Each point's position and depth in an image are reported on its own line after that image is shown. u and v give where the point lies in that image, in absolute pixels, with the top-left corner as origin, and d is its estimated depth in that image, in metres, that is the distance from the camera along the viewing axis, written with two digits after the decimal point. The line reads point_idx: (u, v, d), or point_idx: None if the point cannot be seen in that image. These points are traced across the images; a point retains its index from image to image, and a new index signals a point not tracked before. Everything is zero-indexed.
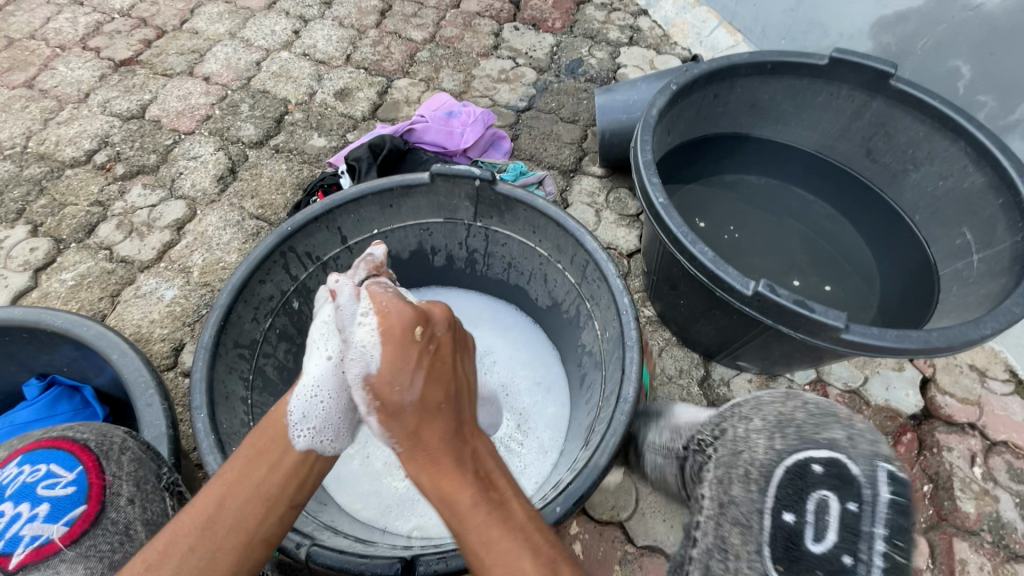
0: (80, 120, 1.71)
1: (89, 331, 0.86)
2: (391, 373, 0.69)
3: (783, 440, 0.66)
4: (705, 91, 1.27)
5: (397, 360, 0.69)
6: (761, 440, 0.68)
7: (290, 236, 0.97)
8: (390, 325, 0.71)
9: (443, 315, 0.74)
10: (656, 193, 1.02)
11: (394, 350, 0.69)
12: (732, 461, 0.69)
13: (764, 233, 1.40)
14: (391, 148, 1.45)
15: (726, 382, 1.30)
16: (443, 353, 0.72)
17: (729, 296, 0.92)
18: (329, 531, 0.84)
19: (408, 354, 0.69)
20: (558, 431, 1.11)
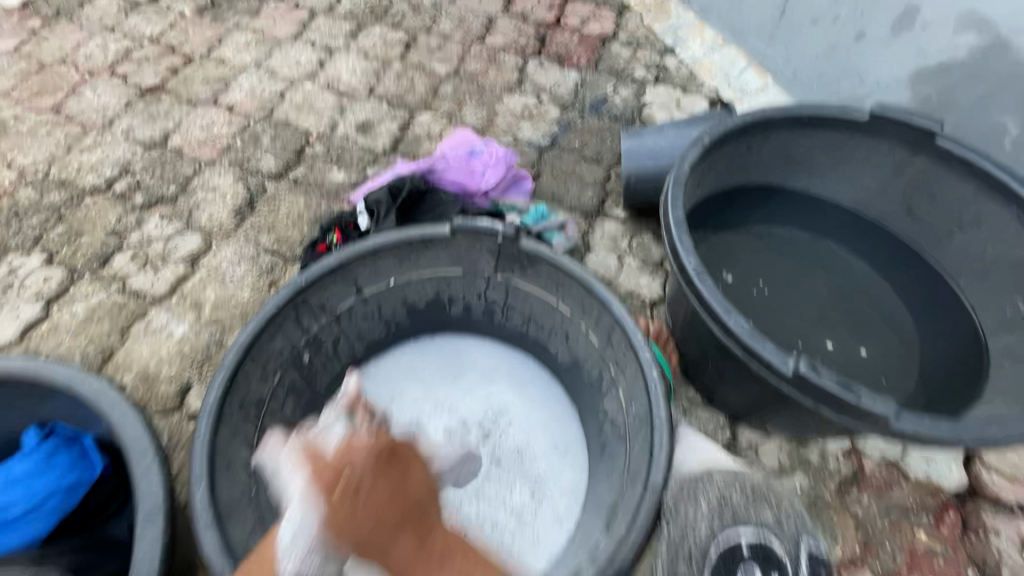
0: (103, 147, 1.71)
1: (91, 387, 0.82)
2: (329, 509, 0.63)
3: (724, 523, 0.89)
4: (738, 143, 1.22)
5: (327, 505, 0.63)
6: (707, 524, 0.89)
7: (305, 289, 0.94)
8: (312, 475, 0.66)
9: (361, 447, 0.69)
10: (689, 256, 0.97)
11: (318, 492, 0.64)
12: (686, 543, 0.89)
13: (796, 289, 1.34)
14: (411, 188, 1.42)
15: (754, 448, 1.22)
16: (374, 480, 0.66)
17: (765, 371, 0.87)
18: None
19: (343, 496, 0.64)
20: (576, 500, 1.05)
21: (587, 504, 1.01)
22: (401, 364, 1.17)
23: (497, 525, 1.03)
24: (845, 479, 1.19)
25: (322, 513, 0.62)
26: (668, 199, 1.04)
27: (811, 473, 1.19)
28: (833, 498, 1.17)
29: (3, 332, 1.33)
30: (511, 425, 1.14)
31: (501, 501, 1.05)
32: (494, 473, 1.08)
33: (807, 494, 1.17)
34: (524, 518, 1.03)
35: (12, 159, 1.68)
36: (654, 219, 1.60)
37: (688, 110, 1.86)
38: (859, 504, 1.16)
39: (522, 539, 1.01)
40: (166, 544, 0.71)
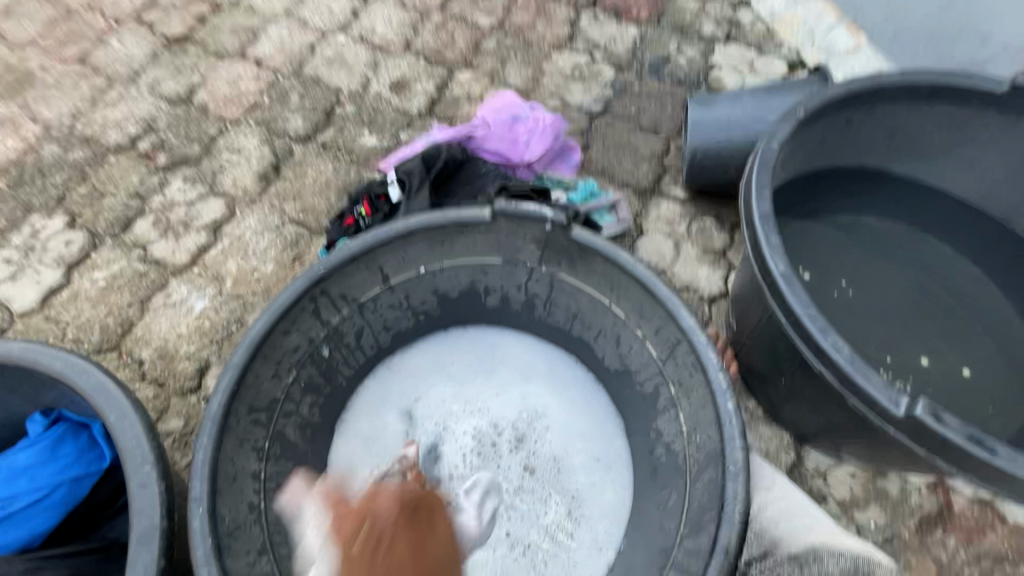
0: (128, 102, 1.60)
1: (88, 380, 0.74)
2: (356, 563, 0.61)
3: None
4: (835, 118, 1.02)
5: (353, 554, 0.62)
6: None
7: (323, 278, 0.84)
8: (346, 523, 0.66)
9: (390, 500, 0.66)
10: (777, 259, 0.80)
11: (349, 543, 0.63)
12: None
13: (885, 292, 1.14)
14: (446, 159, 1.28)
15: (822, 474, 1.07)
16: (400, 534, 0.63)
17: (866, 408, 0.72)
18: None
19: (362, 545, 0.62)
20: (617, 522, 0.93)
21: (631, 530, 0.91)
22: (427, 358, 1.05)
23: (528, 544, 0.93)
24: (929, 517, 1.03)
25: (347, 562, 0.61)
26: (752, 187, 0.86)
27: (888, 508, 1.04)
28: (912, 537, 1.02)
29: (25, 298, 1.29)
30: (548, 432, 1.01)
31: (534, 517, 0.95)
32: (526, 485, 0.98)
33: (881, 531, 1.02)
34: (558, 538, 0.93)
35: (37, 112, 1.58)
36: (717, 201, 1.41)
37: (763, 73, 1.62)
38: (942, 548, 1.01)
39: (556, 564, 0.92)
40: (163, 570, 0.64)
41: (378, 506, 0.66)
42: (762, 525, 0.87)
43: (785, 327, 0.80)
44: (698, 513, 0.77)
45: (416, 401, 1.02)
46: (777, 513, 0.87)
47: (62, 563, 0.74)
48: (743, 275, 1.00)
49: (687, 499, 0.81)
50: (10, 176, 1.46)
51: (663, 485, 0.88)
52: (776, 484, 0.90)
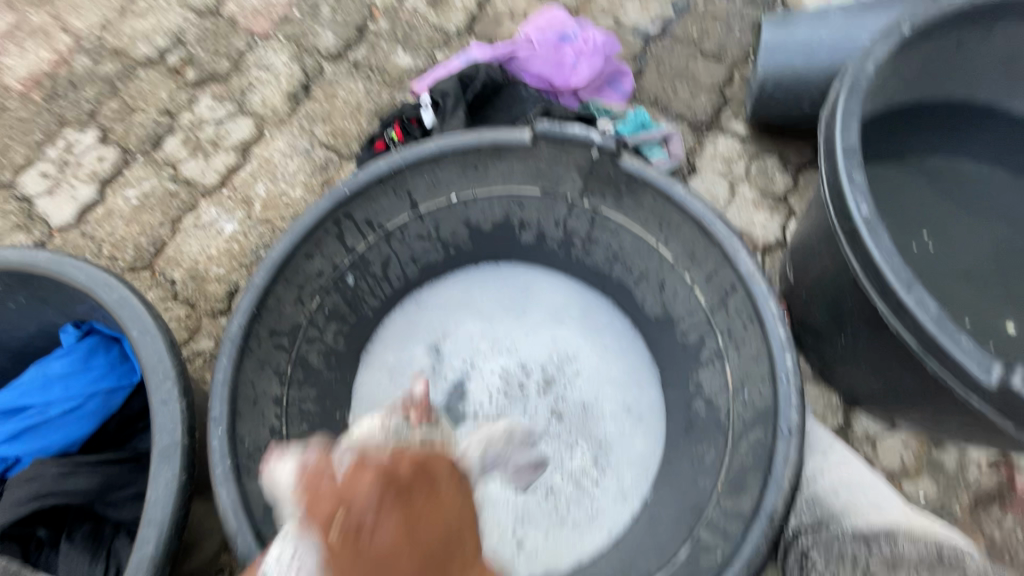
0: (156, 12, 1.52)
1: (111, 295, 0.72)
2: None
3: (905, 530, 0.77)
4: (946, 38, 0.86)
5: (326, 565, 0.44)
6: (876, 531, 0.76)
7: (348, 201, 0.78)
8: (315, 511, 0.47)
9: (372, 471, 0.48)
10: (858, 199, 0.70)
11: (315, 549, 0.45)
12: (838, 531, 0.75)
13: (974, 246, 1.00)
14: (485, 80, 1.17)
15: (870, 441, 1.00)
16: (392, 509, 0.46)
17: (944, 371, 0.65)
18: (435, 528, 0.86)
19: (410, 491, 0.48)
20: (645, 473, 0.90)
21: (660, 481, 0.87)
22: (457, 294, 1.01)
23: (552, 488, 0.90)
24: (986, 493, 0.96)
25: (317, 573, 0.44)
26: (838, 116, 0.74)
27: (942, 481, 0.97)
28: (964, 513, 0.95)
29: (61, 213, 1.30)
30: (579, 376, 0.97)
31: (560, 461, 0.92)
32: (553, 429, 0.94)
33: (931, 504, 0.95)
34: (583, 484, 0.90)
35: (67, 22, 1.51)
36: (783, 139, 1.26)
37: None
38: (997, 526, 0.94)
39: (579, 509, 0.89)
40: (183, 488, 0.63)
41: (359, 480, 0.48)
42: (817, 494, 0.81)
43: (858, 279, 0.72)
44: (740, 474, 0.72)
45: (444, 337, 0.99)
46: (839, 483, 0.81)
47: (95, 469, 0.76)
48: (811, 223, 0.89)
49: (727, 457, 0.76)
50: (44, 88, 1.43)
51: (698, 441, 0.83)
52: (834, 450, 0.84)
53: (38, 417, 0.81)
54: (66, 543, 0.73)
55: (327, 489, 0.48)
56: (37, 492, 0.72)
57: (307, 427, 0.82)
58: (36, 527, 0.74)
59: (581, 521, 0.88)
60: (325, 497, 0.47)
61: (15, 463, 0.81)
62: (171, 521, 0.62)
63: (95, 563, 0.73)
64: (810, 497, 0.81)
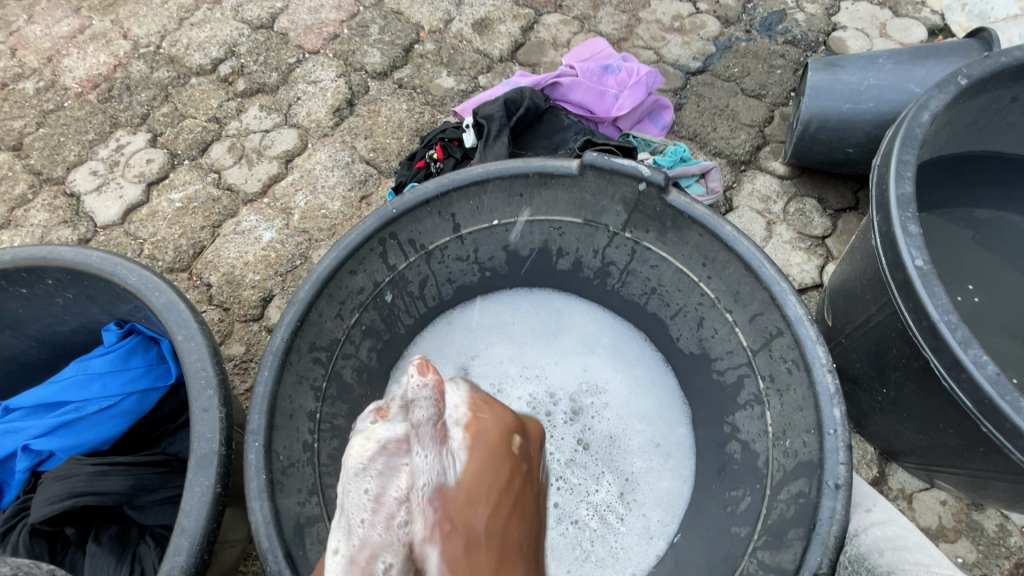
0: (212, 24, 1.57)
1: (159, 299, 0.74)
2: (463, 506, 0.56)
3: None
4: (1001, 92, 0.85)
5: (488, 471, 0.58)
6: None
7: (394, 220, 0.79)
8: (483, 430, 0.59)
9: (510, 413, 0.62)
10: (912, 251, 0.69)
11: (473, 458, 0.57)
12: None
13: (1021, 301, 0.97)
14: (528, 106, 1.19)
15: (906, 496, 0.96)
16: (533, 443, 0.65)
17: (1000, 435, 0.63)
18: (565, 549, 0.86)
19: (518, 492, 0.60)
20: (672, 513, 0.88)
21: (688, 524, 0.85)
22: (490, 315, 1.01)
23: (576, 521, 0.88)
24: None
25: (478, 472, 0.57)
26: (893, 165, 0.73)
27: (981, 545, 0.93)
28: None
29: (107, 211, 1.33)
30: (608, 408, 0.95)
31: (584, 494, 0.90)
32: (579, 460, 0.92)
33: (970, 569, 0.91)
34: (606, 520, 0.88)
35: (127, 29, 1.58)
36: (823, 180, 1.26)
37: (896, 37, 1.42)
38: None
39: (603, 546, 0.86)
40: (216, 498, 0.63)
41: (503, 417, 0.62)
42: (860, 552, 0.74)
43: (910, 332, 0.70)
44: (779, 526, 0.70)
45: (474, 359, 0.98)
46: (883, 541, 0.74)
47: (128, 471, 0.76)
48: (854, 269, 0.88)
49: (763, 505, 0.74)
50: (100, 90, 1.49)
51: (731, 485, 0.81)
52: (878, 507, 0.81)
53: (74, 413, 0.81)
54: (93, 543, 0.73)
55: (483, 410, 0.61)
56: (70, 490, 0.72)
57: (336, 442, 0.81)
58: (65, 525, 0.75)
59: (604, 559, 0.86)
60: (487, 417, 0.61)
61: (50, 456, 0.81)
62: (202, 532, 0.61)
63: (120, 566, 0.73)
64: (852, 556, 0.75)
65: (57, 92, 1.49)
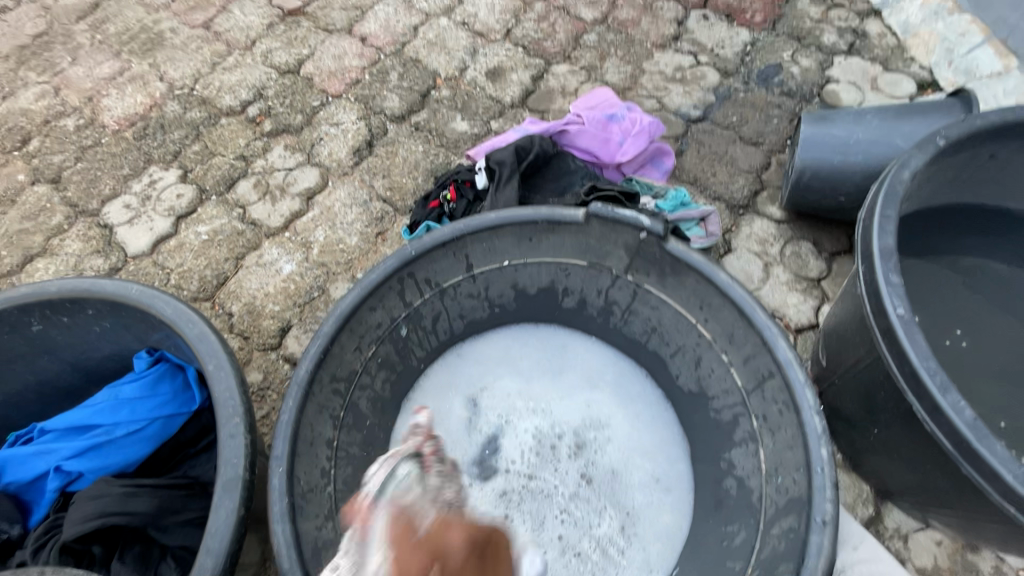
0: (243, 69, 1.68)
1: (194, 330, 0.80)
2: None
3: None
4: (979, 150, 0.91)
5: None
6: None
7: (412, 261, 0.86)
8: (410, 559, 0.52)
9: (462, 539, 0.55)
10: (894, 300, 0.74)
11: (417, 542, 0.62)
12: None
13: (1008, 346, 1.01)
14: (538, 152, 1.27)
15: (902, 537, 0.98)
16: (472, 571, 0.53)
17: (980, 477, 0.67)
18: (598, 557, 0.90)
19: None
20: (671, 547, 0.90)
21: (687, 558, 0.88)
22: (497, 350, 1.06)
23: (578, 553, 0.91)
24: None
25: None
26: (875, 219, 0.79)
27: None
28: None
29: (138, 242, 1.41)
30: (610, 442, 0.99)
31: (586, 527, 0.93)
32: (582, 493, 0.96)
33: None
34: (608, 553, 0.91)
35: (164, 72, 1.69)
36: (817, 225, 1.31)
37: (886, 91, 1.50)
38: None
39: None
40: (240, 521, 0.68)
41: (453, 538, 0.54)
42: None
43: (895, 376, 0.75)
44: (772, 560, 0.73)
45: (482, 391, 1.03)
46: None
47: (154, 492, 0.81)
48: (845, 313, 0.92)
49: (758, 541, 0.77)
50: (136, 128, 1.59)
51: (728, 520, 0.84)
52: (865, 545, 0.88)
53: (104, 437, 0.86)
54: (117, 563, 0.77)
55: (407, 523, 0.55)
56: (102, 509, 0.77)
57: (350, 469, 0.85)
58: (91, 544, 0.79)
59: None
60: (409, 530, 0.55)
61: (78, 477, 0.86)
62: (227, 552, 0.65)
63: None
64: None
65: (96, 129, 1.60)
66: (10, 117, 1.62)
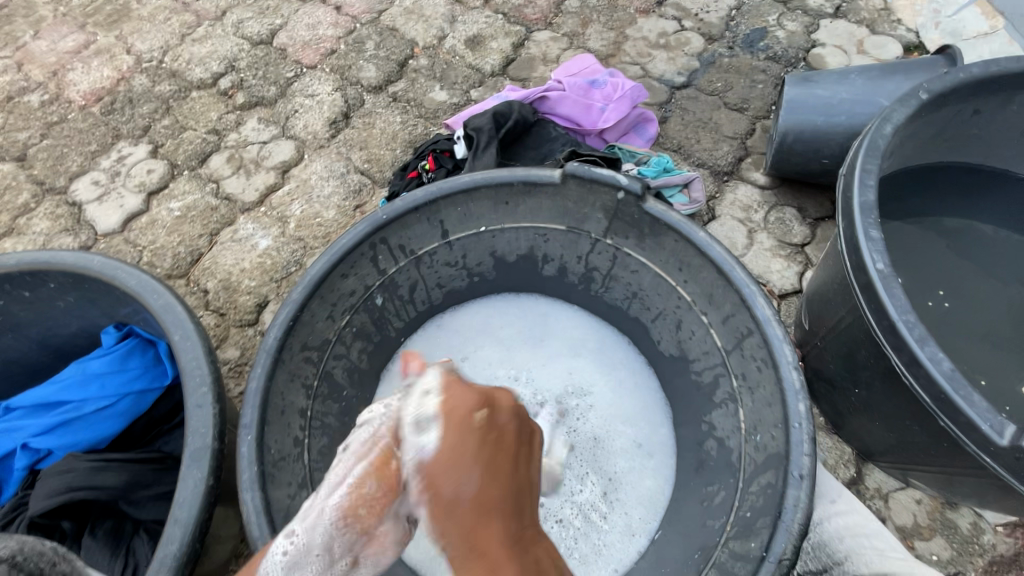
0: (213, 40, 1.62)
1: (158, 300, 0.77)
2: (455, 464, 0.49)
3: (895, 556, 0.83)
4: (964, 105, 0.90)
5: (464, 439, 0.50)
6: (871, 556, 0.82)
7: (384, 226, 0.83)
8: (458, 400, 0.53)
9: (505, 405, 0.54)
10: (874, 255, 0.73)
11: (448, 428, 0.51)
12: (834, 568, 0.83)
13: (989, 306, 1.01)
14: (517, 119, 1.23)
15: (883, 496, 0.99)
16: (503, 440, 0.51)
17: (957, 428, 0.66)
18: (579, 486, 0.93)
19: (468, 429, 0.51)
20: (653, 510, 0.90)
21: (668, 521, 0.88)
22: (478, 320, 1.04)
23: (560, 519, 0.91)
24: (1002, 558, 0.94)
25: (445, 440, 0.50)
26: (856, 174, 0.77)
27: (955, 543, 0.95)
28: None
29: (108, 219, 1.37)
30: (592, 409, 0.98)
31: (568, 493, 0.93)
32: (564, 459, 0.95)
33: (945, 566, 0.94)
34: (590, 518, 0.90)
35: (130, 44, 1.63)
36: (802, 190, 1.30)
37: (873, 54, 1.47)
38: None
39: (585, 543, 0.89)
40: (209, 490, 0.66)
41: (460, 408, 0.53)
42: (822, 538, 0.86)
43: (874, 332, 0.74)
44: (750, 517, 0.73)
45: (462, 361, 1.02)
46: (843, 528, 0.85)
47: (124, 466, 0.80)
48: (827, 274, 0.91)
49: (737, 499, 0.77)
50: (103, 103, 1.53)
51: (708, 482, 0.84)
52: (841, 498, 0.88)
53: (73, 413, 0.84)
54: (88, 537, 0.76)
55: (470, 396, 0.54)
56: (69, 484, 0.75)
57: (326, 440, 0.84)
58: (61, 519, 0.77)
59: (587, 555, 0.88)
60: (464, 393, 0.55)
61: (47, 455, 0.84)
62: (193, 521, 0.64)
63: (114, 559, 0.75)
64: (815, 542, 0.86)
65: (61, 105, 1.54)
66: None
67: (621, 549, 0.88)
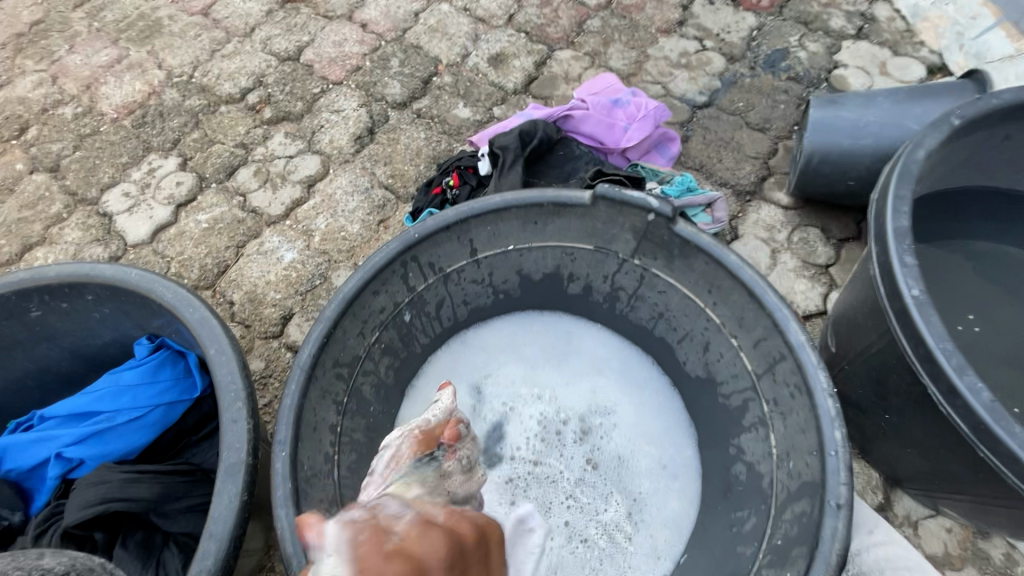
0: (242, 56, 1.66)
1: (194, 315, 0.78)
2: None
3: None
4: (994, 131, 0.90)
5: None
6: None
7: (416, 244, 0.84)
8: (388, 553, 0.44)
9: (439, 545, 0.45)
10: (909, 282, 0.72)
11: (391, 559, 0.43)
12: None
13: (1020, 330, 0.99)
14: (541, 137, 1.25)
15: (913, 524, 0.97)
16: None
17: (998, 460, 0.66)
18: (604, 505, 0.92)
19: None
20: (679, 534, 0.89)
21: (694, 545, 0.87)
22: (502, 336, 1.04)
23: (585, 539, 0.90)
24: None
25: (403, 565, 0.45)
26: (889, 200, 0.77)
27: (989, 574, 0.93)
28: None
29: (137, 230, 1.40)
30: (616, 429, 0.98)
31: (593, 513, 0.92)
32: (588, 479, 0.95)
33: None
34: (615, 539, 0.90)
35: (162, 59, 1.67)
36: (825, 211, 1.30)
37: (896, 76, 1.47)
38: None
39: (611, 564, 0.88)
40: (243, 505, 0.67)
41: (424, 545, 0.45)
42: (862, 569, 0.86)
43: (909, 358, 0.73)
44: (782, 545, 0.73)
45: (486, 377, 1.02)
46: (883, 560, 0.86)
47: (156, 478, 0.81)
48: (855, 298, 0.91)
49: (769, 526, 0.76)
50: (135, 116, 1.57)
51: (736, 506, 0.83)
52: (880, 529, 0.88)
53: (105, 424, 0.85)
54: (120, 548, 0.77)
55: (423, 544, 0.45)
56: (103, 495, 0.77)
57: (355, 456, 0.84)
58: (93, 530, 0.78)
59: None
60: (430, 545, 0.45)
61: (80, 464, 0.85)
62: (229, 536, 0.64)
63: (144, 570, 0.77)
64: (853, 573, 0.87)
65: (94, 117, 1.58)
66: (8, 105, 1.61)
67: (647, 573, 0.87)
